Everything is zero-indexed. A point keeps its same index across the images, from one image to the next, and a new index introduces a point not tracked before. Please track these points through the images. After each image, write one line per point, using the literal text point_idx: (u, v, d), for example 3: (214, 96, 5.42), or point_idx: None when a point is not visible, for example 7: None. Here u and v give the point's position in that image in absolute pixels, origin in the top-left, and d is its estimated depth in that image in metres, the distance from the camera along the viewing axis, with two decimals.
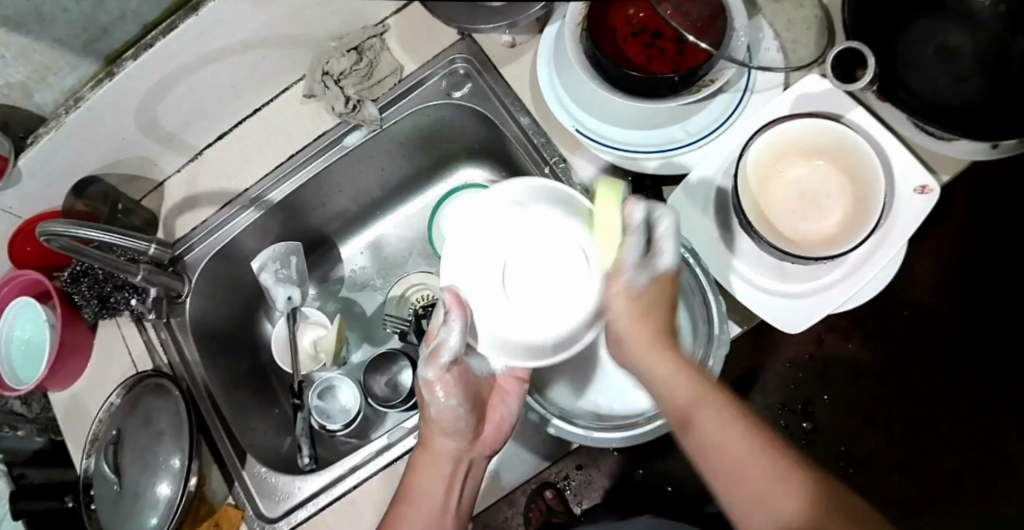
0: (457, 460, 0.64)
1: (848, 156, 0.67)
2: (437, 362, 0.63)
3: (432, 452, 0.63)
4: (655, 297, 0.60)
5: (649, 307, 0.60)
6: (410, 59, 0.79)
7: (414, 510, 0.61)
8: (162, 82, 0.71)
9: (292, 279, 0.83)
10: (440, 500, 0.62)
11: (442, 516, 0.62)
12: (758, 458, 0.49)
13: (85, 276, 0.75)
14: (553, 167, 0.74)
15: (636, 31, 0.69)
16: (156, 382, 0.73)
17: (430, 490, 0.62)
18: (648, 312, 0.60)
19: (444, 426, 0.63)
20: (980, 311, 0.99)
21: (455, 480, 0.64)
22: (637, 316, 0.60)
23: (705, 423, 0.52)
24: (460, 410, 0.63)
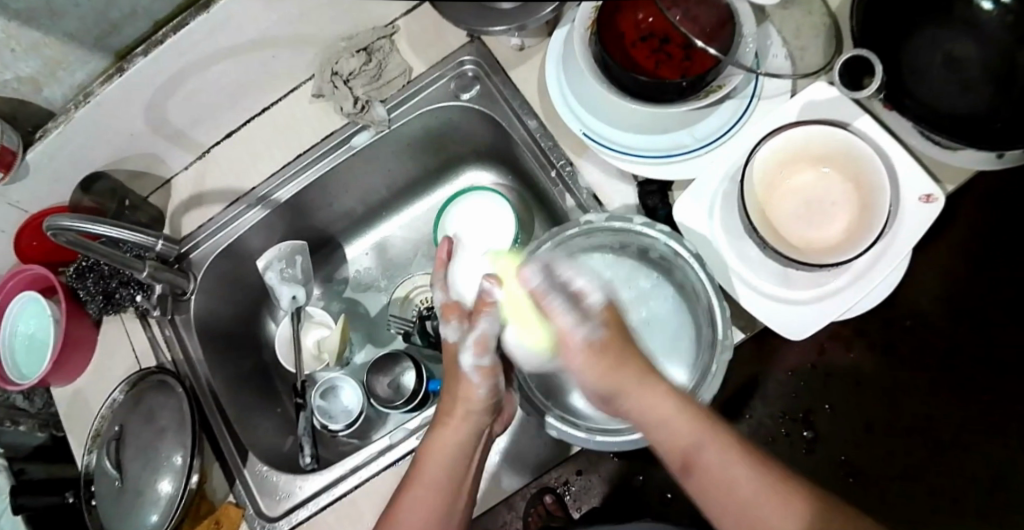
0: (481, 434, 0.65)
1: (854, 163, 0.67)
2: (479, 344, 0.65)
3: (457, 426, 0.64)
4: (615, 338, 0.62)
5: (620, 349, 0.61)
6: (418, 61, 0.79)
7: (432, 486, 0.61)
8: (172, 79, 0.71)
9: (296, 280, 0.82)
10: (459, 474, 0.63)
11: (457, 493, 0.63)
12: (768, 491, 0.54)
13: (90, 271, 0.75)
14: (559, 171, 0.75)
15: (645, 36, 0.69)
16: (160, 378, 0.73)
17: (453, 462, 0.63)
18: (623, 355, 0.60)
19: (472, 405, 0.64)
20: (984, 321, 0.99)
21: (473, 456, 0.64)
22: (613, 365, 0.60)
23: (708, 460, 0.56)
24: (492, 391, 0.65)
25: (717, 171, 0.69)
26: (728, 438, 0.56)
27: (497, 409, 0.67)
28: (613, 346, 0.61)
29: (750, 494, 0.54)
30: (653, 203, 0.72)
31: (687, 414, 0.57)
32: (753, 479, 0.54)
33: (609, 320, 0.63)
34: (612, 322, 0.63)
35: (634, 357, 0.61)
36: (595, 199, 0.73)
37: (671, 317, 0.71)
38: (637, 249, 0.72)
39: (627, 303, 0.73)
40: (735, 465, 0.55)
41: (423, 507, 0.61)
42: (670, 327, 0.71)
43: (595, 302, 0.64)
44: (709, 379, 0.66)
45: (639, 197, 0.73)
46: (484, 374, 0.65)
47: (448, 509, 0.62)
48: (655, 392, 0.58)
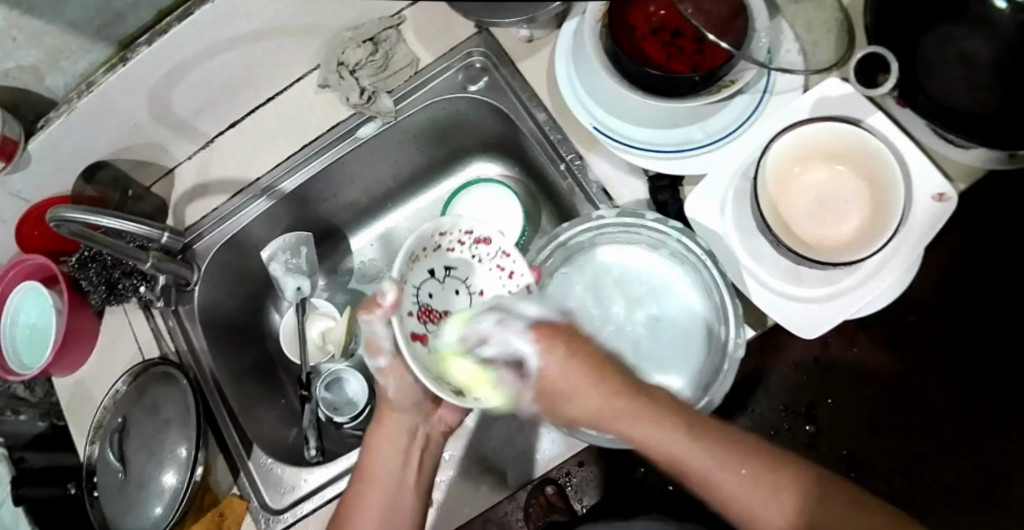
0: (411, 433, 0.64)
1: (866, 159, 0.66)
2: (382, 350, 0.61)
3: (387, 428, 0.63)
4: (571, 371, 0.55)
5: (576, 383, 0.55)
6: (426, 51, 0.78)
7: (374, 489, 0.61)
8: (175, 69, 0.71)
9: (302, 270, 0.81)
10: (397, 478, 0.62)
11: (397, 495, 0.61)
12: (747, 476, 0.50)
13: (93, 261, 0.74)
14: (568, 164, 0.74)
15: (656, 29, 0.69)
16: (163, 370, 0.72)
17: (386, 463, 0.62)
18: (582, 382, 0.55)
19: (393, 407, 0.63)
20: (991, 320, 0.98)
21: (411, 455, 0.63)
22: (573, 402, 0.56)
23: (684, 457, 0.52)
24: (407, 394, 0.62)
25: (729, 166, 0.68)
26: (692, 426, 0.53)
27: (429, 405, 0.65)
28: (569, 388, 0.56)
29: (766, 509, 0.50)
30: (664, 198, 0.71)
31: (681, 432, 0.52)
32: (762, 489, 0.50)
33: (559, 363, 0.55)
34: (561, 362, 0.55)
35: (603, 383, 0.55)
36: (606, 194, 0.73)
37: (682, 313, 0.71)
38: (650, 241, 0.72)
39: (638, 298, 0.72)
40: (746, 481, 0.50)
41: (364, 515, 0.60)
42: (683, 324, 0.71)
43: (540, 362, 0.56)
44: (721, 378, 0.65)
45: (649, 192, 0.72)
46: (388, 372, 0.62)
47: (390, 516, 0.60)
48: (636, 418, 0.53)
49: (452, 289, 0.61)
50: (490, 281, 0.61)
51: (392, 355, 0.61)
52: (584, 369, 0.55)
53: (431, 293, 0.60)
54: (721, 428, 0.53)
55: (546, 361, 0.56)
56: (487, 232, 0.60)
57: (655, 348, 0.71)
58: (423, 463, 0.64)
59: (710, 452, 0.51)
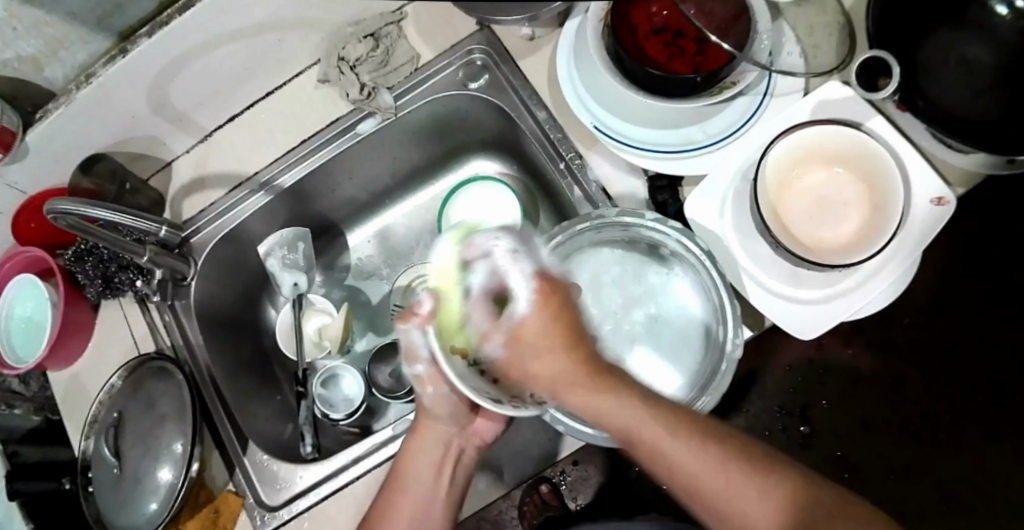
0: (448, 445, 0.61)
1: (866, 162, 0.67)
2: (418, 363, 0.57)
3: (422, 439, 0.61)
4: (552, 328, 0.46)
5: (551, 341, 0.46)
6: (427, 48, 0.77)
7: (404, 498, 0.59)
8: (175, 62, 0.70)
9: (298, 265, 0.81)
10: (430, 489, 0.60)
11: (429, 509, 0.59)
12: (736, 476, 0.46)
13: (89, 255, 0.73)
14: (568, 163, 0.74)
15: (658, 29, 0.68)
16: (159, 365, 0.71)
17: (421, 474, 0.60)
18: (557, 344, 0.46)
19: (431, 416, 0.60)
20: (985, 323, 0.99)
21: (444, 467, 0.61)
22: (536, 361, 0.47)
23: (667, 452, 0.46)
24: (443, 403, 0.59)
25: (729, 168, 0.68)
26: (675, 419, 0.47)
27: (466, 415, 0.61)
28: (539, 345, 0.47)
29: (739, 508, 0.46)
30: (663, 199, 0.71)
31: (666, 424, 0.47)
32: (754, 489, 0.45)
33: (541, 318, 0.46)
34: (546, 316, 0.46)
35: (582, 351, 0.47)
36: (606, 193, 0.73)
37: (681, 313, 0.71)
38: (648, 243, 0.71)
39: (636, 298, 0.72)
40: (732, 481, 0.46)
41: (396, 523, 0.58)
42: (680, 324, 0.71)
43: (524, 308, 0.46)
44: (718, 378, 0.66)
45: (648, 192, 0.73)
46: (427, 380, 0.58)
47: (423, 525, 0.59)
48: (612, 398, 0.47)
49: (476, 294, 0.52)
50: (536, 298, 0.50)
51: (429, 363, 0.56)
52: (564, 329, 0.47)
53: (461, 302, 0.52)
54: (700, 425, 0.47)
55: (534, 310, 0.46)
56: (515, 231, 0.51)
57: (652, 348, 0.70)
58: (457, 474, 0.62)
59: (695, 450, 0.46)
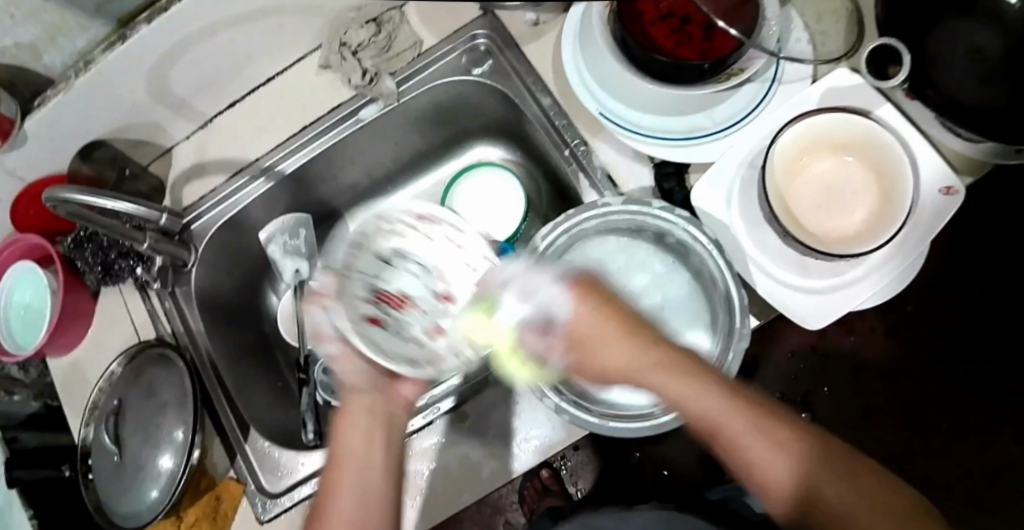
0: (374, 413, 0.59)
1: (875, 151, 0.67)
2: (326, 340, 0.56)
3: (346, 416, 0.58)
4: (603, 323, 0.57)
5: (606, 332, 0.57)
6: (429, 33, 0.76)
7: (343, 488, 0.55)
8: (175, 48, 0.69)
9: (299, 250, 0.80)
10: (363, 466, 0.57)
11: (367, 496, 0.56)
12: (765, 432, 0.52)
13: (88, 241, 0.72)
14: (573, 150, 0.73)
15: (664, 15, 0.67)
16: (160, 352, 0.70)
17: (353, 457, 0.57)
18: (614, 332, 0.57)
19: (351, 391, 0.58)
20: (996, 316, 0.97)
21: (378, 438, 0.58)
22: (599, 349, 0.58)
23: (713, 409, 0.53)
24: (362, 377, 0.57)
25: (736, 155, 0.68)
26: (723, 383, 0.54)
27: (387, 380, 0.59)
28: (596, 336, 0.57)
29: (762, 455, 0.51)
30: (670, 186, 0.71)
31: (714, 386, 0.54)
32: (776, 443, 0.51)
33: (591, 313, 0.57)
34: (594, 310, 0.57)
35: (637, 337, 0.57)
36: (610, 180, 0.72)
37: (683, 301, 0.71)
38: (654, 231, 0.70)
39: (638, 288, 0.72)
40: (763, 438, 0.51)
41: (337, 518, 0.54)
42: (684, 313, 0.70)
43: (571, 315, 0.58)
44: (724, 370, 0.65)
45: (654, 179, 0.72)
46: (342, 358, 0.57)
47: (365, 509, 0.55)
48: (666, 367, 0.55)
49: (399, 274, 0.51)
50: (459, 278, 0.53)
51: (340, 343, 0.55)
52: (613, 318, 0.57)
53: (385, 277, 0.51)
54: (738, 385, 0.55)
55: (579, 308, 0.57)
56: (429, 207, 0.52)
57: None
58: (392, 437, 0.59)
59: (734, 408, 0.52)
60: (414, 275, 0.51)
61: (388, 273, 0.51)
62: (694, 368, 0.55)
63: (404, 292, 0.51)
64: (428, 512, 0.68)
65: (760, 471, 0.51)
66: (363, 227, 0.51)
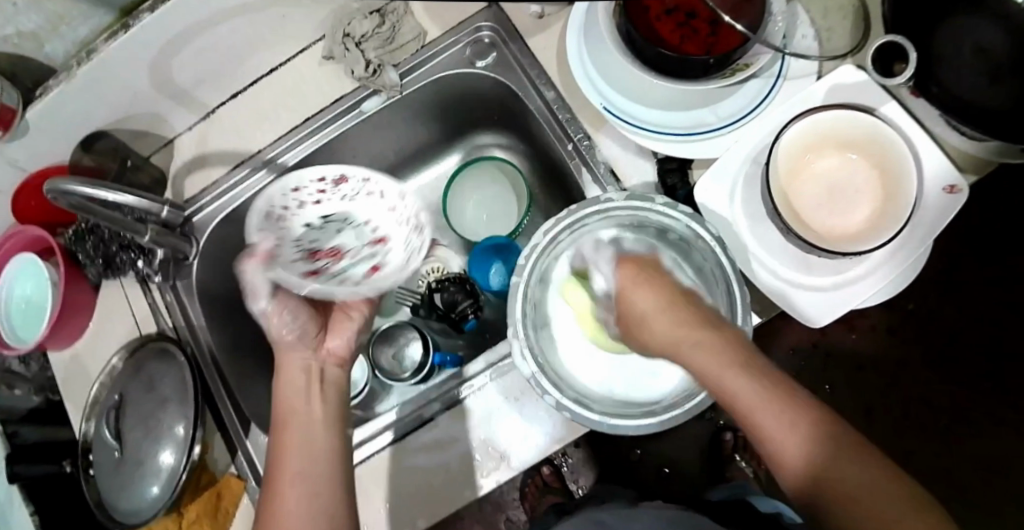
0: (307, 370, 0.62)
1: (879, 149, 0.67)
2: (260, 296, 0.62)
3: (283, 376, 0.62)
4: (650, 295, 0.57)
5: (651, 306, 0.57)
6: (434, 25, 0.76)
7: (287, 452, 0.57)
8: (177, 37, 0.68)
9: (331, 221, 0.72)
10: (306, 418, 0.59)
11: (312, 445, 0.57)
12: (783, 415, 0.48)
13: (90, 233, 0.72)
14: (577, 144, 0.73)
15: (670, 9, 0.67)
16: (161, 346, 0.70)
17: (293, 410, 0.60)
18: (661, 308, 0.56)
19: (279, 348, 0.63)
20: (997, 314, 0.97)
21: (314, 392, 0.62)
22: (644, 323, 0.57)
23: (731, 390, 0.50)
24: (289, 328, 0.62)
25: (740, 152, 0.68)
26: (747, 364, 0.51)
27: (316, 334, 0.65)
28: (643, 309, 0.57)
29: (786, 439, 0.47)
30: (673, 182, 0.70)
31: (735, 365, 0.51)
32: (792, 423, 0.48)
33: (637, 285, 0.59)
34: (642, 284, 0.58)
35: (679, 310, 0.56)
36: (613, 175, 0.72)
37: None
38: (648, 240, 0.69)
39: None
40: (779, 419, 0.48)
41: (283, 470, 0.56)
42: None
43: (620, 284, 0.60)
44: None
45: (658, 175, 0.71)
46: (276, 313, 0.62)
47: (309, 466, 0.56)
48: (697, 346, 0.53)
49: (335, 231, 0.71)
50: (384, 222, 0.72)
51: (271, 298, 0.62)
52: (657, 290, 0.57)
53: (315, 238, 0.70)
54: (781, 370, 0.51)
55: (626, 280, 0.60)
56: (341, 169, 0.70)
57: None
58: (330, 392, 0.63)
59: (752, 389, 0.49)
60: (352, 231, 0.72)
61: (322, 236, 0.71)
62: (731, 347, 0.52)
63: (336, 245, 0.71)
64: (429, 507, 0.67)
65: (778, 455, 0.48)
66: (282, 192, 0.67)
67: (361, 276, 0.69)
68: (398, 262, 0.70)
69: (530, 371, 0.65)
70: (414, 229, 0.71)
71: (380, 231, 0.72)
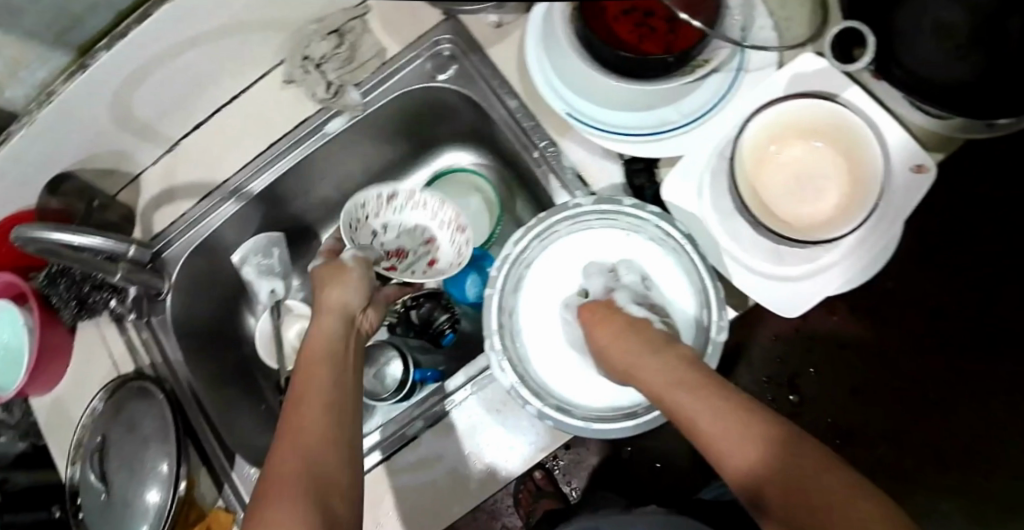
0: (349, 319, 0.64)
1: (842, 135, 0.67)
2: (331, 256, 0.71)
3: (329, 317, 0.63)
4: (608, 327, 0.62)
5: (609, 341, 0.61)
6: (392, 40, 0.75)
7: (320, 372, 0.57)
8: (136, 73, 0.68)
9: (391, 229, 0.77)
10: (342, 352, 0.60)
11: (342, 382, 0.58)
12: (732, 414, 0.48)
13: (61, 276, 0.71)
14: (542, 152, 0.72)
15: (627, 10, 0.66)
16: (139, 385, 0.70)
17: (332, 342, 0.61)
18: (614, 337, 0.61)
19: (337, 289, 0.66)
20: (982, 288, 0.96)
21: (350, 340, 0.63)
22: (605, 351, 0.61)
23: (682, 399, 0.52)
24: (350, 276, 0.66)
25: (705, 147, 0.68)
26: (698, 378, 0.53)
27: (365, 296, 0.68)
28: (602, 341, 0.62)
29: (731, 441, 0.47)
30: (641, 181, 0.70)
31: (683, 376, 0.53)
32: (740, 425, 0.47)
33: (596, 320, 0.63)
34: (602, 319, 0.63)
35: (635, 334, 0.60)
36: (581, 180, 0.71)
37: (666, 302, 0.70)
38: (605, 278, 0.69)
39: None
40: (725, 420, 0.48)
41: (313, 390, 0.55)
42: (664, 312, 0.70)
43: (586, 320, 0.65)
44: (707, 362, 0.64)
45: (625, 176, 0.71)
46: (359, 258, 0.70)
47: (338, 398, 0.56)
48: (652, 358, 0.56)
49: (394, 236, 0.78)
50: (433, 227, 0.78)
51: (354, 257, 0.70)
52: (608, 320, 0.62)
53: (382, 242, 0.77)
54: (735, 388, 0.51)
55: (590, 316, 0.64)
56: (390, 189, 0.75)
57: None
58: (356, 348, 0.64)
59: (700, 399, 0.51)
60: (408, 237, 0.78)
61: (384, 240, 0.77)
62: (682, 368, 0.54)
63: (399, 249, 0.77)
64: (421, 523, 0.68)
65: (726, 457, 0.47)
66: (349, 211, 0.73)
67: (426, 273, 0.77)
68: (452, 259, 0.77)
69: (510, 383, 0.66)
70: (456, 229, 0.76)
71: (427, 235, 0.78)
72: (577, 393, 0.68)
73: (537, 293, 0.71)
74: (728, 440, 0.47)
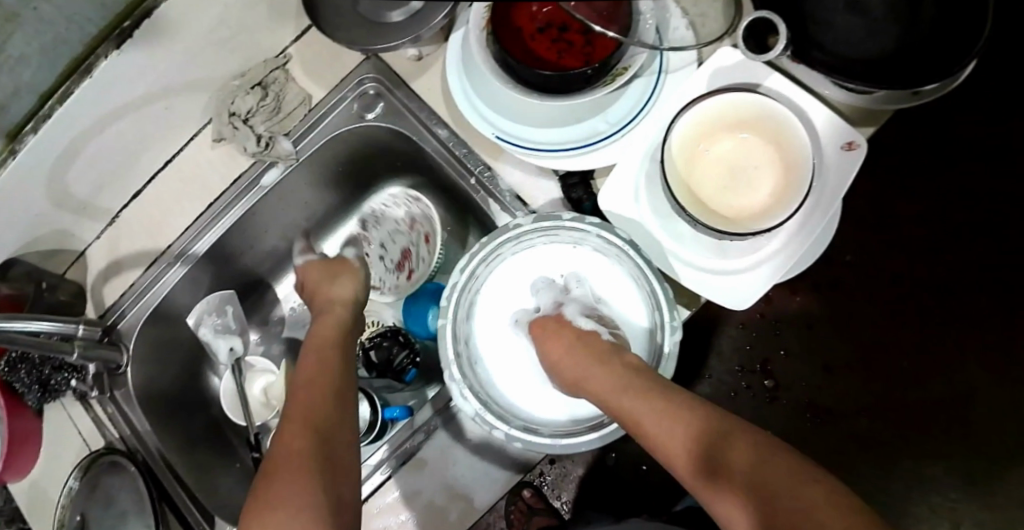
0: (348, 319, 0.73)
1: (768, 124, 0.67)
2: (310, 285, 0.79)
3: (330, 317, 0.71)
4: (559, 339, 0.66)
5: (558, 355, 0.65)
6: (317, 86, 0.75)
7: (326, 361, 0.65)
8: (65, 153, 0.68)
9: (387, 246, 0.88)
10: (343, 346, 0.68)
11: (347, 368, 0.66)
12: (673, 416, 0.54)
13: (22, 362, 0.72)
14: (479, 178, 0.73)
15: (542, 26, 0.65)
16: (111, 460, 0.72)
17: (335, 337, 0.69)
18: (563, 351, 0.65)
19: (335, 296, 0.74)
20: (938, 249, 0.97)
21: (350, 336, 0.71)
22: (557, 366, 0.65)
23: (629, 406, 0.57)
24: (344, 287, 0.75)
25: (636, 153, 0.69)
26: (640, 383, 0.58)
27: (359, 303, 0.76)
28: (554, 356, 0.65)
29: (676, 440, 0.53)
30: (576, 194, 0.71)
31: (627, 382, 0.58)
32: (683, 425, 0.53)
33: (547, 335, 0.67)
34: (551, 334, 0.67)
35: (582, 345, 0.64)
36: (520, 200, 0.72)
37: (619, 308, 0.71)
38: (554, 293, 0.71)
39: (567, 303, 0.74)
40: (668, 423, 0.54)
41: (324, 374, 0.63)
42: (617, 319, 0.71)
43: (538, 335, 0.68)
44: (664, 363, 0.65)
45: (562, 191, 0.72)
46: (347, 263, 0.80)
47: (343, 383, 0.64)
48: (600, 369, 0.61)
49: (394, 248, 0.87)
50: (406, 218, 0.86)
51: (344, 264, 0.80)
52: (558, 335, 0.66)
53: (390, 260, 0.87)
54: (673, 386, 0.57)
55: (542, 329, 0.68)
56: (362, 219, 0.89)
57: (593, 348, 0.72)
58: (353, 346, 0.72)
59: (644, 405, 0.56)
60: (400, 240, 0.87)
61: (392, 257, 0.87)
62: (627, 376, 0.59)
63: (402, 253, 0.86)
64: None
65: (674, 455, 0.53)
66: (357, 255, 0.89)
67: (427, 247, 0.82)
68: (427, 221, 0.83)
69: (473, 410, 0.66)
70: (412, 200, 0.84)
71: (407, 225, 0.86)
72: (543, 408, 0.69)
73: (492, 316, 0.72)
74: (673, 439, 0.53)
